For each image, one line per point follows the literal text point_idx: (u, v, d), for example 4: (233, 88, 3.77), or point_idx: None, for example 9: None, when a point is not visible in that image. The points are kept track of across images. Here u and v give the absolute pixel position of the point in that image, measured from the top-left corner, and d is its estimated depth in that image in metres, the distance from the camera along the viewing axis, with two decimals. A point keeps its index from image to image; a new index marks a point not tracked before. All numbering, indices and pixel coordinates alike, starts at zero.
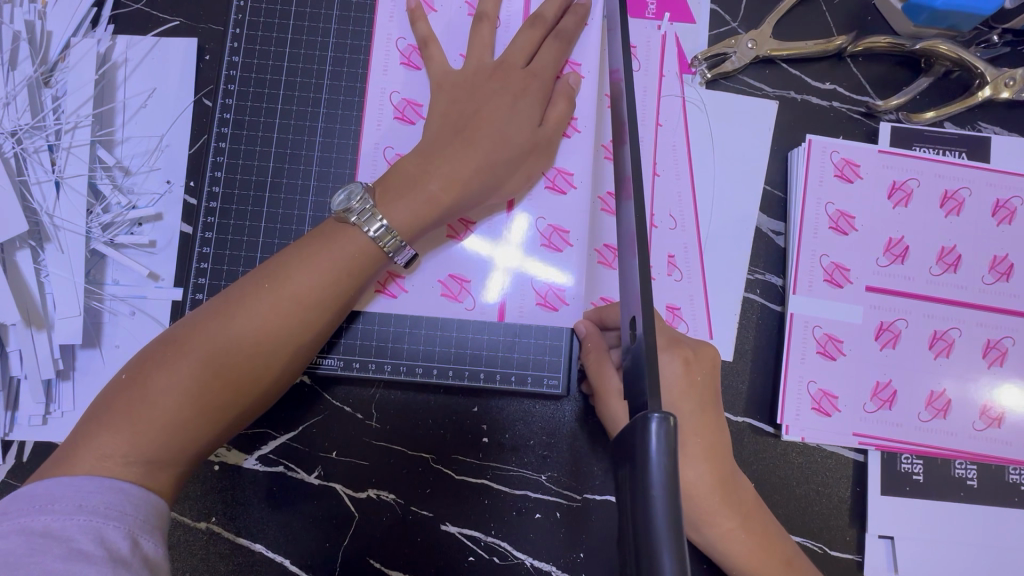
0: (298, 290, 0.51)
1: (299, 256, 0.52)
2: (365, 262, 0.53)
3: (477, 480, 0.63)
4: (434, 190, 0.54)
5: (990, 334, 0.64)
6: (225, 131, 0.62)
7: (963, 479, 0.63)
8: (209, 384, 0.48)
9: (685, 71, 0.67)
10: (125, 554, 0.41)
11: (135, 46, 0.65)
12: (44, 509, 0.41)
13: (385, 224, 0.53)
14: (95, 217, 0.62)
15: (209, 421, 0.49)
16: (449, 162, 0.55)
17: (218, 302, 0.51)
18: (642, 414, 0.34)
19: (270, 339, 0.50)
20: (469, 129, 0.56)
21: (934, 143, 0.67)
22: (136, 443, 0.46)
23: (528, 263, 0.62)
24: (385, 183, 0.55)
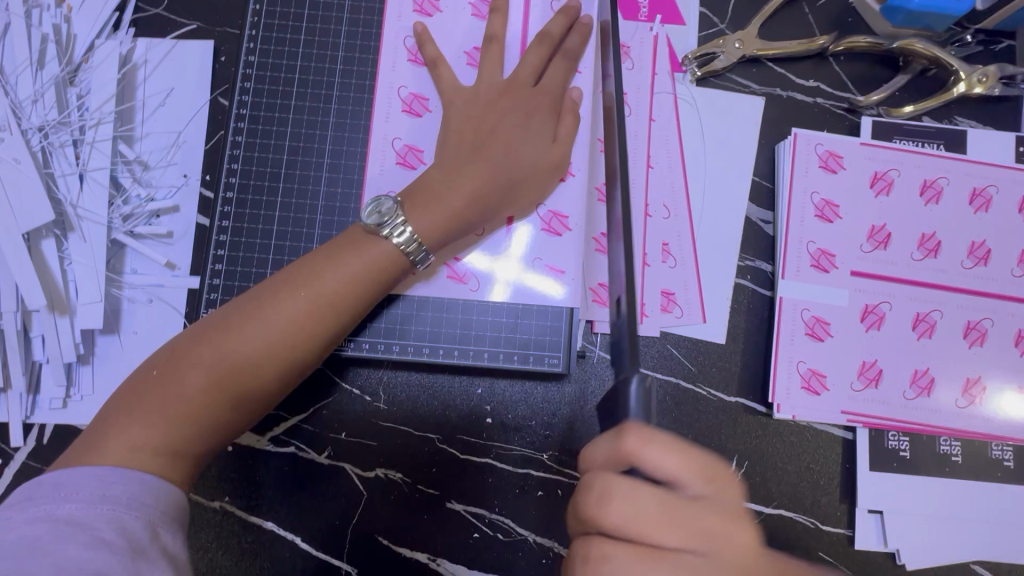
0: (326, 298, 0.54)
1: (329, 262, 0.55)
2: (390, 269, 0.56)
3: (481, 459, 0.65)
4: (456, 206, 0.58)
5: (970, 316, 0.67)
6: (241, 126, 0.65)
7: (948, 455, 0.66)
8: (239, 380, 0.51)
9: (676, 69, 0.71)
10: (144, 545, 0.43)
11: (155, 48, 0.69)
12: (67, 498, 0.44)
13: (413, 235, 0.56)
14: (116, 209, 0.65)
15: (237, 413, 0.52)
16: (469, 178, 0.59)
17: (249, 304, 0.54)
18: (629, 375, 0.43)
19: (298, 342, 0.53)
20: (486, 147, 0.60)
21: (913, 135, 0.70)
22: (168, 433, 0.49)
23: (528, 276, 0.65)
24: (411, 198, 0.58)
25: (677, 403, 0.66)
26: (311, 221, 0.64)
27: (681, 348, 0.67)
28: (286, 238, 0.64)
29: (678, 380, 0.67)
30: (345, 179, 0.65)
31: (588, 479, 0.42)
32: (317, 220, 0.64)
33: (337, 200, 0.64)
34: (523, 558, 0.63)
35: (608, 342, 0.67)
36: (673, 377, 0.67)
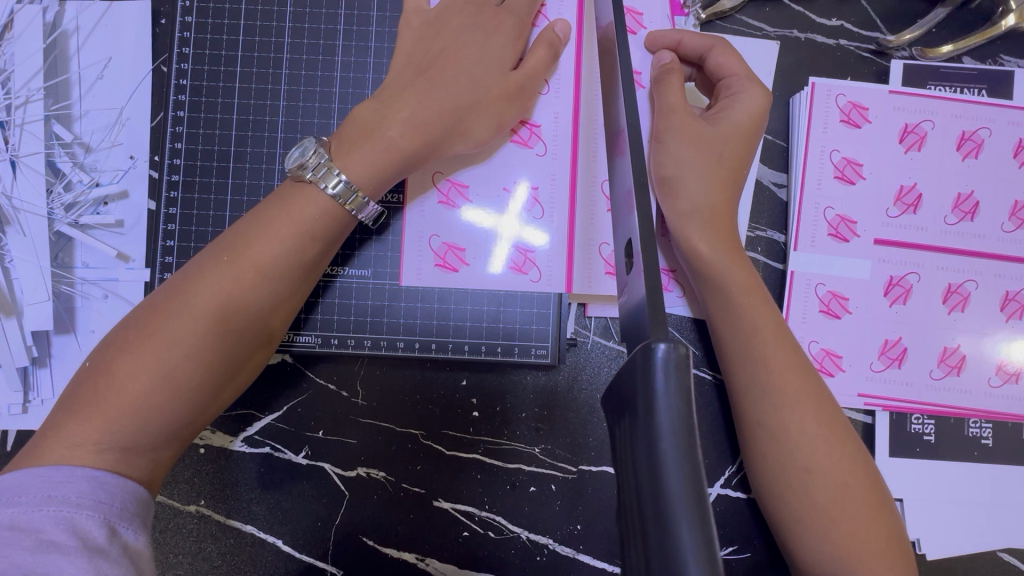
0: (259, 259, 0.48)
1: (259, 222, 0.49)
2: (325, 223, 0.50)
3: (467, 454, 0.61)
4: (393, 137, 0.51)
5: (1008, 285, 0.60)
6: (181, 99, 0.58)
7: (977, 439, 0.60)
8: (174, 362, 0.45)
9: (678, 13, 0.61)
10: (100, 544, 0.40)
11: (85, 11, 0.61)
12: (11, 502, 0.40)
13: (344, 178, 0.49)
14: (56, 197, 0.59)
15: (178, 402, 0.46)
16: (410, 105, 0.51)
17: (178, 283, 0.48)
18: (644, 345, 0.28)
19: (240, 313, 0.48)
20: (432, 71, 0.53)
21: (950, 80, 0.61)
22: (107, 428, 0.44)
23: (527, 231, 0.58)
24: (340, 137, 0.51)
25: None
26: None
27: (682, 331, 0.61)
28: None
29: None
30: None
31: (672, 165, 0.52)
32: None
33: None
34: (516, 555, 0.60)
35: (604, 327, 0.61)
36: None
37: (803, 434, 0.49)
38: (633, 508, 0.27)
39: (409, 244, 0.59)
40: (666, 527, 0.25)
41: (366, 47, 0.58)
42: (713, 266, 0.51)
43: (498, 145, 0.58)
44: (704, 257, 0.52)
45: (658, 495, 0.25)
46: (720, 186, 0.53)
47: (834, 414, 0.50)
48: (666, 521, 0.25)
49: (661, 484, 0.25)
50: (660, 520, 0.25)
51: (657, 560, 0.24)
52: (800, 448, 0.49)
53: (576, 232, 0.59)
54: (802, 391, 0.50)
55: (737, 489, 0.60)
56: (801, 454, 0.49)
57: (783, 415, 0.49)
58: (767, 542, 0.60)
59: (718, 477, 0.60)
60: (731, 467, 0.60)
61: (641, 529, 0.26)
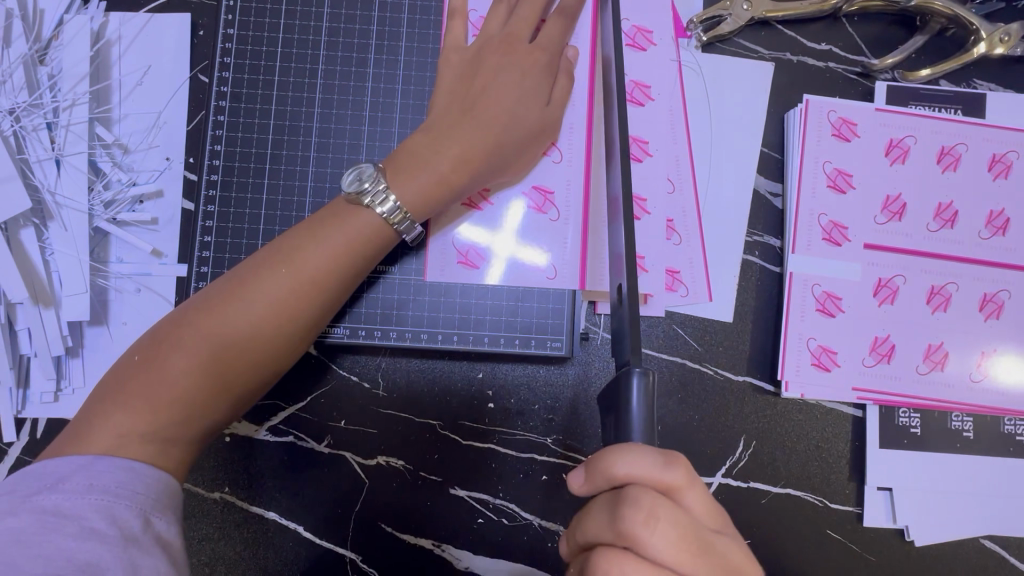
0: (312, 271, 0.52)
1: (312, 235, 0.53)
2: (374, 242, 0.54)
3: (483, 444, 0.64)
4: (443, 171, 0.55)
5: (986, 288, 0.65)
6: (222, 104, 0.62)
7: (959, 431, 0.65)
8: (226, 360, 0.49)
9: (681, 35, 0.67)
10: (136, 532, 0.43)
11: (129, 23, 0.65)
12: (53, 488, 0.42)
13: (397, 204, 0.54)
14: (96, 194, 0.62)
15: (224, 396, 0.50)
16: (459, 141, 0.56)
17: (230, 285, 0.52)
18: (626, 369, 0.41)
19: (290, 320, 0.52)
20: (476, 106, 0.57)
21: (929, 101, 0.67)
22: (153, 420, 0.47)
23: (521, 250, 0.62)
24: (394, 164, 0.55)
25: (683, 384, 0.64)
26: (301, 204, 0.61)
27: (687, 328, 0.65)
28: (275, 224, 0.61)
29: (683, 360, 0.65)
30: (334, 159, 0.62)
31: None
32: (307, 202, 0.61)
33: (328, 181, 0.61)
34: (528, 541, 0.63)
35: None
36: (679, 357, 0.65)
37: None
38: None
39: (430, 249, 0.62)
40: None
41: (396, 60, 0.63)
42: None
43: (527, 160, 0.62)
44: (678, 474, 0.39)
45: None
46: None
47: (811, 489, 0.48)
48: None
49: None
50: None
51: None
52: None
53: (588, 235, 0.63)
54: None
55: (737, 478, 0.64)
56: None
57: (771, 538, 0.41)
58: (765, 528, 0.63)
59: (720, 467, 0.64)
60: (731, 458, 0.64)
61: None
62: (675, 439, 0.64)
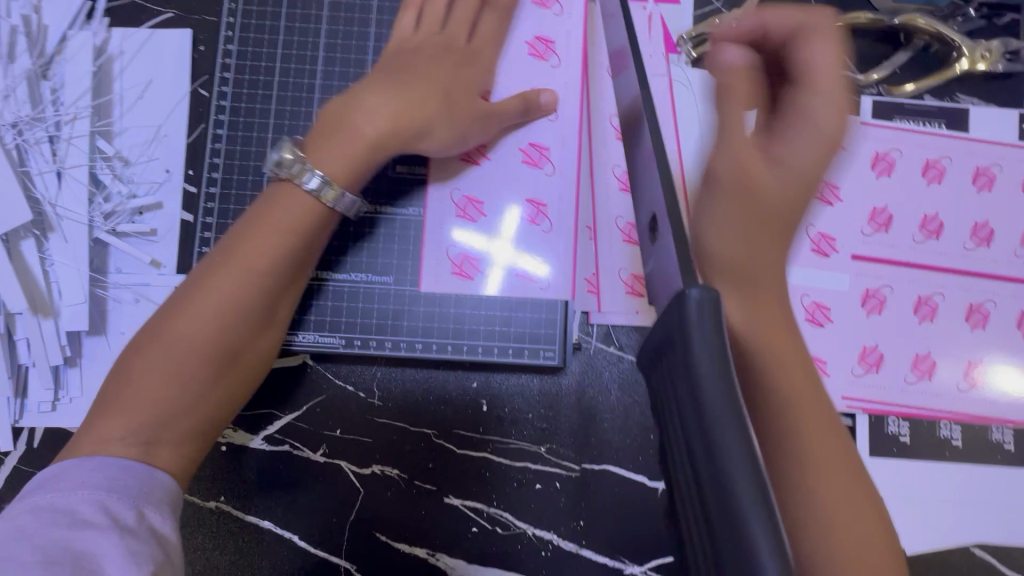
0: (255, 259, 0.52)
1: (248, 224, 0.53)
2: (309, 219, 0.54)
3: (477, 453, 0.64)
4: (360, 141, 0.55)
5: (972, 298, 0.66)
6: (222, 118, 0.63)
7: (948, 439, 0.66)
8: (193, 363, 0.49)
9: (671, 51, 0.69)
10: (130, 524, 0.43)
11: (130, 38, 0.66)
12: (53, 488, 0.44)
13: (322, 177, 0.53)
14: (96, 206, 0.63)
15: (203, 397, 0.50)
16: (376, 113, 0.56)
17: (183, 292, 0.52)
18: (677, 296, 0.29)
19: (246, 310, 0.52)
20: (459, 113, 0.58)
21: (914, 115, 0.69)
22: (137, 421, 0.47)
23: (520, 258, 0.63)
24: (316, 141, 0.55)
25: None
26: None
27: None
28: None
29: None
30: None
31: None
32: None
33: None
34: (521, 550, 0.63)
35: (605, 334, 0.66)
36: None
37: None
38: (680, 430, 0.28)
39: (425, 256, 0.63)
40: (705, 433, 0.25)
41: None
42: None
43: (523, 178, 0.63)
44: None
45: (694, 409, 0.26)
46: None
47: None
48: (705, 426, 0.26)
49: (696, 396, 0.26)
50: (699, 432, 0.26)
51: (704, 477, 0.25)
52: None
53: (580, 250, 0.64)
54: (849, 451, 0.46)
55: None
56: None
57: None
58: None
59: None
60: None
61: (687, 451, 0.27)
62: None
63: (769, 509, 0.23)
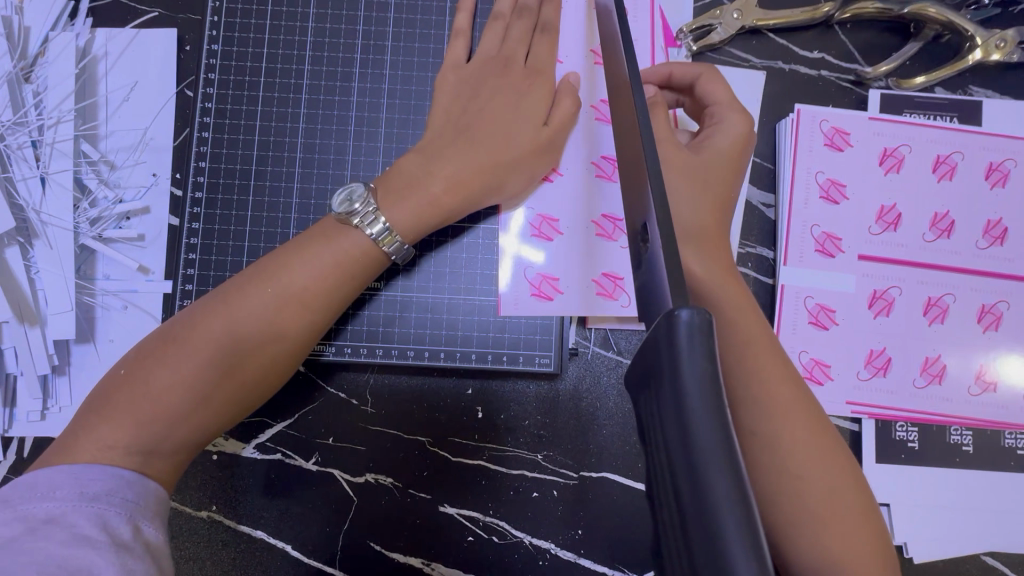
0: (298, 291, 0.51)
1: (299, 253, 0.52)
2: (360, 262, 0.53)
3: (473, 461, 0.63)
4: (433, 192, 0.55)
5: (985, 299, 0.64)
6: (207, 121, 0.61)
7: (959, 445, 0.63)
8: (213, 379, 0.49)
9: (671, 44, 0.66)
10: (126, 539, 0.42)
11: (115, 38, 0.65)
12: (45, 497, 0.42)
13: (387, 225, 0.53)
14: (82, 212, 0.62)
15: (212, 412, 0.50)
16: (452, 162, 0.55)
17: (215, 303, 0.51)
18: (666, 316, 0.27)
19: (278, 339, 0.51)
20: (473, 127, 0.56)
21: (924, 109, 0.66)
22: (138, 432, 0.47)
23: (525, 251, 0.62)
24: (386, 185, 0.55)
25: None
26: (286, 220, 0.61)
27: None
28: (259, 241, 0.60)
29: None
30: (319, 175, 0.61)
31: None
32: (292, 218, 0.61)
33: (312, 197, 0.61)
34: (519, 560, 0.62)
35: (603, 339, 0.64)
36: None
37: (795, 445, 0.48)
38: (663, 476, 0.26)
39: (420, 261, 0.63)
40: (703, 485, 0.24)
41: (381, 74, 0.62)
42: (704, 280, 0.50)
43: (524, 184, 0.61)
44: (699, 275, 0.50)
45: (691, 456, 0.24)
46: (713, 209, 0.53)
47: (819, 419, 0.50)
48: (701, 476, 0.24)
49: (692, 441, 0.25)
50: (694, 482, 0.24)
51: (696, 533, 0.23)
52: (796, 455, 0.48)
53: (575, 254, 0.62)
54: (827, 462, 0.49)
55: None
56: (794, 461, 0.48)
57: (776, 425, 0.49)
58: None
59: None
60: None
61: (676, 501, 0.25)
62: None
63: (764, 567, 0.22)
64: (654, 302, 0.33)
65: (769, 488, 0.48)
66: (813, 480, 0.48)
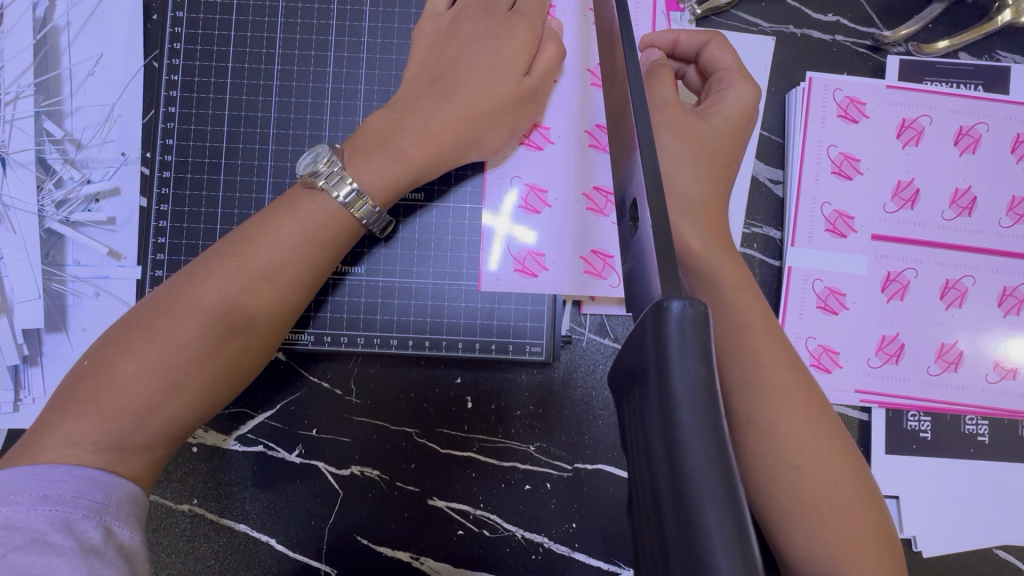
0: (267, 267, 0.48)
1: (266, 227, 0.49)
2: (333, 232, 0.49)
3: (462, 452, 0.60)
4: (403, 147, 0.51)
5: (1006, 281, 0.60)
6: (173, 94, 0.58)
7: (973, 435, 0.60)
8: (181, 367, 0.46)
9: (673, 8, 0.61)
10: (96, 544, 0.40)
11: (76, 7, 0.61)
12: (4, 500, 0.40)
13: (355, 187, 0.49)
14: (47, 194, 0.58)
15: (182, 403, 0.46)
16: (426, 117, 0.51)
17: (180, 285, 0.48)
18: (655, 306, 0.24)
19: (246, 319, 0.47)
20: (447, 79, 0.53)
21: (946, 76, 0.61)
22: (106, 428, 0.44)
23: (515, 229, 0.58)
24: (353, 145, 0.51)
25: None
26: (260, 200, 0.57)
27: None
28: (231, 222, 0.57)
29: None
30: (295, 151, 0.57)
31: None
32: (266, 198, 0.57)
33: (287, 174, 0.57)
34: (511, 553, 0.60)
35: (599, 325, 0.61)
36: None
37: (792, 433, 0.45)
38: (646, 495, 0.23)
39: (403, 242, 0.59)
40: (689, 512, 0.20)
41: (360, 42, 0.58)
42: (705, 263, 0.46)
43: (512, 155, 0.58)
44: (699, 254, 0.47)
45: (678, 479, 0.21)
46: (715, 182, 0.49)
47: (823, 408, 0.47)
48: (690, 497, 0.21)
49: (679, 460, 0.21)
50: (679, 508, 0.21)
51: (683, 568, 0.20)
52: (789, 445, 0.45)
53: (566, 233, 0.58)
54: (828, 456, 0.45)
55: None
56: (791, 451, 0.45)
57: (772, 412, 0.45)
58: None
59: None
60: None
61: (657, 523, 0.22)
62: None
63: None
64: (642, 287, 0.30)
65: (758, 479, 0.45)
66: (808, 472, 0.45)
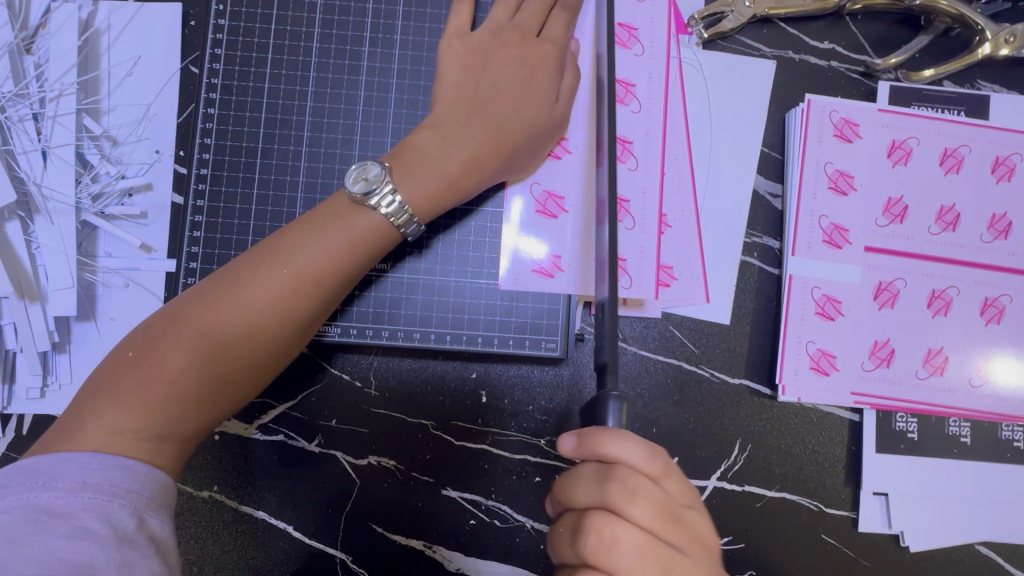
0: (310, 270, 0.51)
1: (309, 232, 0.52)
2: (374, 240, 0.54)
3: (477, 444, 0.63)
4: (451, 172, 0.55)
5: (987, 292, 0.64)
6: (213, 96, 0.61)
7: (957, 436, 0.64)
8: (223, 360, 0.49)
9: (682, 31, 0.66)
10: (130, 532, 0.41)
11: (118, 11, 0.64)
12: (46, 486, 0.42)
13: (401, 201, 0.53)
14: (84, 187, 0.61)
15: (221, 393, 0.49)
16: (470, 142, 0.55)
17: (224, 283, 0.51)
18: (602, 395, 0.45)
19: (287, 318, 0.51)
20: (484, 99, 0.56)
21: (932, 102, 0.66)
22: (147, 416, 0.46)
23: (523, 241, 0.62)
24: (400, 163, 0.55)
25: (678, 386, 0.64)
26: (292, 199, 0.60)
27: (683, 329, 0.64)
28: (265, 219, 0.60)
29: (680, 362, 0.64)
30: (327, 153, 0.60)
31: None
32: (299, 196, 0.60)
33: (319, 175, 0.60)
34: (521, 543, 0.62)
35: None
36: (676, 359, 0.64)
37: None
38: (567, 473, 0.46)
39: (426, 243, 0.62)
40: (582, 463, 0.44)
41: (391, 54, 0.61)
42: None
43: (537, 165, 0.61)
44: None
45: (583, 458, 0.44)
46: None
47: None
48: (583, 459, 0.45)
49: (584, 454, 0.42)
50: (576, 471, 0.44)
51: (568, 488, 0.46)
52: None
53: (578, 237, 0.62)
54: None
55: (732, 481, 0.63)
56: None
57: None
58: (760, 533, 0.63)
59: (715, 471, 0.63)
60: (726, 461, 0.63)
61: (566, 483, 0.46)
62: (671, 441, 0.63)
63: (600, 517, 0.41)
64: None
65: None
66: None
